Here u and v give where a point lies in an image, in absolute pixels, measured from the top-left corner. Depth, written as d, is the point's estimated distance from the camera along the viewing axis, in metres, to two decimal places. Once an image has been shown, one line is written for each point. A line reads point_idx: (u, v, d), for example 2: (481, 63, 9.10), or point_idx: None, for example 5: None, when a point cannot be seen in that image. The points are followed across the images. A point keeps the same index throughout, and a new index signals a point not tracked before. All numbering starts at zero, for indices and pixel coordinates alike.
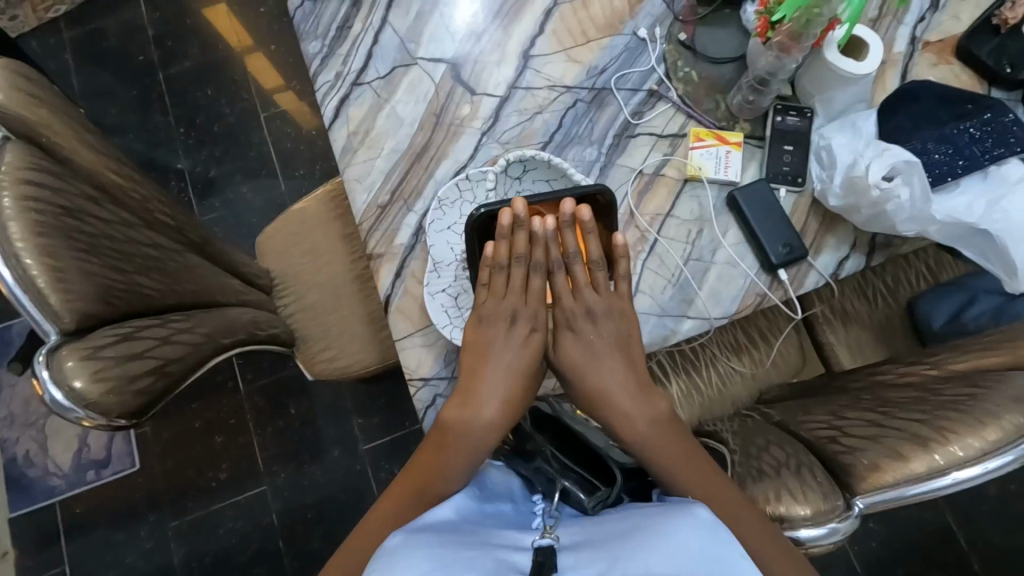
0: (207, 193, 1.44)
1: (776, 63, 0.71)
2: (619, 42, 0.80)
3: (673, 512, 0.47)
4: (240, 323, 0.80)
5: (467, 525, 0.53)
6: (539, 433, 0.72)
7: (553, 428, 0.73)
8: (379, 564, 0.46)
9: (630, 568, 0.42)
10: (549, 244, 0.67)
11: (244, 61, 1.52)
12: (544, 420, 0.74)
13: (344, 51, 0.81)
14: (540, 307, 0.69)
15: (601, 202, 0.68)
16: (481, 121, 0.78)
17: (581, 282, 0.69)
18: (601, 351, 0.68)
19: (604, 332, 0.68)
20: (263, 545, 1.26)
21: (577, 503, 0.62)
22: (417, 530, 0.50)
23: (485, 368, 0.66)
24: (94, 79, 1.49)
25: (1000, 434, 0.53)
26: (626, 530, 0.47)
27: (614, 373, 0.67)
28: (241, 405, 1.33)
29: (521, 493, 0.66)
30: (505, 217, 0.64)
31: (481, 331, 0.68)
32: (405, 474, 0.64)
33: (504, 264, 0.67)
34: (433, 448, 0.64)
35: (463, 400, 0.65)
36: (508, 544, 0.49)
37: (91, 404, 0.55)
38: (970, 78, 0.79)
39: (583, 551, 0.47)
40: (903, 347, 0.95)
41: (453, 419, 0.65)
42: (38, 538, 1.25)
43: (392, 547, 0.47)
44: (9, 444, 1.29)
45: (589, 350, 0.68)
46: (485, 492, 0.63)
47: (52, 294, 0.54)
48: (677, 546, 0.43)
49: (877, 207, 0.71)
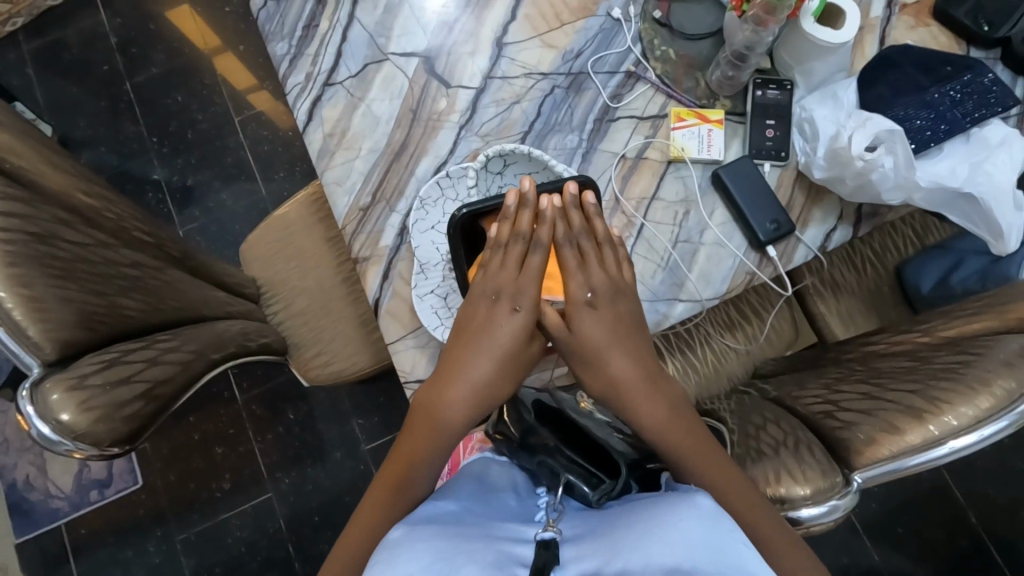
0: (186, 203, 1.41)
1: (753, 37, 0.69)
2: (594, 24, 0.79)
3: (675, 502, 0.46)
4: (229, 336, 0.79)
5: (468, 516, 0.52)
6: (543, 425, 0.68)
7: (557, 420, 0.69)
8: (380, 557, 0.45)
9: (631, 559, 0.41)
10: (556, 223, 0.64)
11: (212, 64, 1.48)
12: (547, 412, 0.70)
13: (313, 50, 0.79)
14: (535, 281, 0.63)
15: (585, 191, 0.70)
16: (458, 114, 0.76)
17: (587, 259, 0.64)
18: (607, 331, 0.64)
19: (606, 311, 0.65)
20: (273, 551, 1.27)
21: (582, 496, 0.60)
22: (418, 523, 0.49)
23: (476, 351, 0.63)
24: (58, 92, 1.44)
25: (993, 402, 0.54)
26: (630, 519, 0.46)
27: (615, 353, 0.64)
28: (239, 414, 1.32)
29: (524, 484, 0.65)
30: (511, 198, 0.63)
31: (474, 314, 0.65)
32: (390, 464, 0.63)
33: (502, 243, 0.64)
34: (421, 437, 0.62)
35: (451, 386, 0.63)
36: (509, 537, 0.48)
37: (81, 436, 0.54)
38: (948, 39, 0.78)
39: (586, 543, 0.46)
40: (893, 313, 0.95)
41: (440, 406, 0.63)
42: (45, 561, 1.24)
43: (393, 540, 0.46)
44: (7, 470, 1.28)
45: (590, 328, 0.64)
46: (487, 483, 0.62)
47: (30, 325, 0.53)
48: (680, 534, 0.42)
49: (861, 177, 0.71)
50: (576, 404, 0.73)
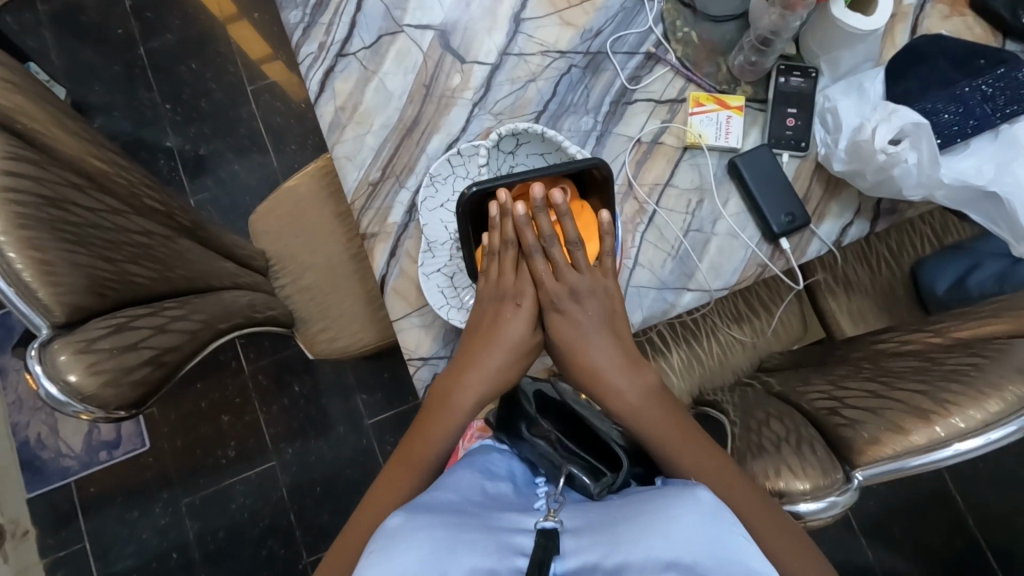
0: (197, 171, 1.41)
1: (779, 21, 0.67)
2: (616, 3, 0.76)
3: (673, 495, 0.46)
4: (237, 307, 0.79)
5: (468, 504, 0.52)
6: (543, 417, 0.67)
7: (558, 412, 0.68)
8: (377, 545, 0.44)
9: (631, 553, 0.41)
10: (523, 229, 0.65)
11: (227, 31, 1.46)
12: (548, 404, 0.69)
13: (327, 20, 0.77)
14: (524, 285, 0.68)
15: (596, 177, 0.67)
16: (472, 91, 0.75)
17: (561, 264, 0.67)
18: (589, 328, 0.68)
19: (590, 313, 0.68)
20: (275, 518, 1.30)
21: (583, 488, 0.58)
22: (416, 511, 0.48)
23: (490, 356, 0.67)
24: (73, 54, 1.44)
25: (1001, 406, 0.53)
26: (629, 512, 0.46)
27: (606, 351, 0.68)
28: (245, 384, 1.34)
29: (523, 474, 0.63)
30: (494, 208, 0.64)
31: (484, 315, 0.69)
32: (405, 454, 0.65)
33: (496, 251, 0.67)
34: (445, 432, 0.65)
35: (472, 391, 0.67)
36: (508, 527, 0.48)
37: (88, 398, 0.55)
38: (984, 31, 0.75)
39: (585, 533, 0.45)
40: (905, 311, 0.94)
41: (467, 403, 0.66)
42: (55, 517, 1.28)
43: (391, 528, 0.46)
44: (20, 427, 1.30)
45: (574, 335, 0.68)
46: (485, 471, 0.60)
47: (42, 287, 0.53)
48: (679, 530, 0.41)
49: (883, 172, 0.69)
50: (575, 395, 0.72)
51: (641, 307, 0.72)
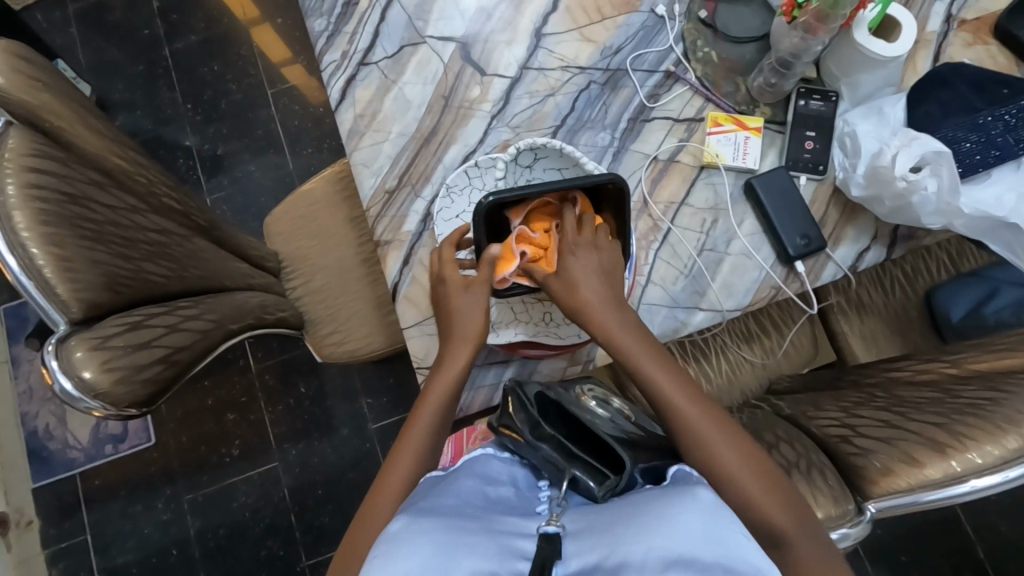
0: (215, 171, 1.43)
1: (800, 44, 0.67)
2: (636, 21, 0.77)
3: (674, 494, 0.45)
4: (249, 308, 0.80)
5: (469, 509, 0.50)
6: (547, 421, 0.63)
7: (558, 412, 0.65)
8: (379, 551, 0.44)
9: (630, 551, 0.40)
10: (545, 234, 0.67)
11: (250, 34, 1.48)
12: (547, 404, 0.65)
13: (350, 29, 0.78)
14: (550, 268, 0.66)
15: (611, 190, 0.66)
16: (491, 104, 0.76)
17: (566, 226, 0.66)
18: (593, 278, 0.65)
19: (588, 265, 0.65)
20: (276, 519, 1.30)
21: (586, 491, 0.56)
22: (418, 513, 0.48)
23: (460, 329, 0.65)
24: (100, 53, 1.47)
25: (1021, 443, 0.52)
26: (628, 511, 0.45)
27: (602, 296, 0.65)
28: (252, 383, 1.35)
29: (526, 479, 0.60)
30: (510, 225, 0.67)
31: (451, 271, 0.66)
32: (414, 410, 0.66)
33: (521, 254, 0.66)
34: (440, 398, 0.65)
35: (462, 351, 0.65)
36: (510, 529, 0.47)
37: (101, 395, 0.55)
38: (1007, 60, 0.75)
39: (585, 534, 0.44)
40: (918, 337, 0.93)
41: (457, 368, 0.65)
42: (59, 508, 1.29)
43: (393, 532, 0.45)
44: (28, 417, 1.32)
45: (583, 279, 0.64)
46: (485, 476, 0.58)
47: (60, 283, 0.54)
48: (679, 531, 0.41)
49: (901, 199, 0.68)
50: (574, 396, 0.69)
51: (652, 325, 0.72)
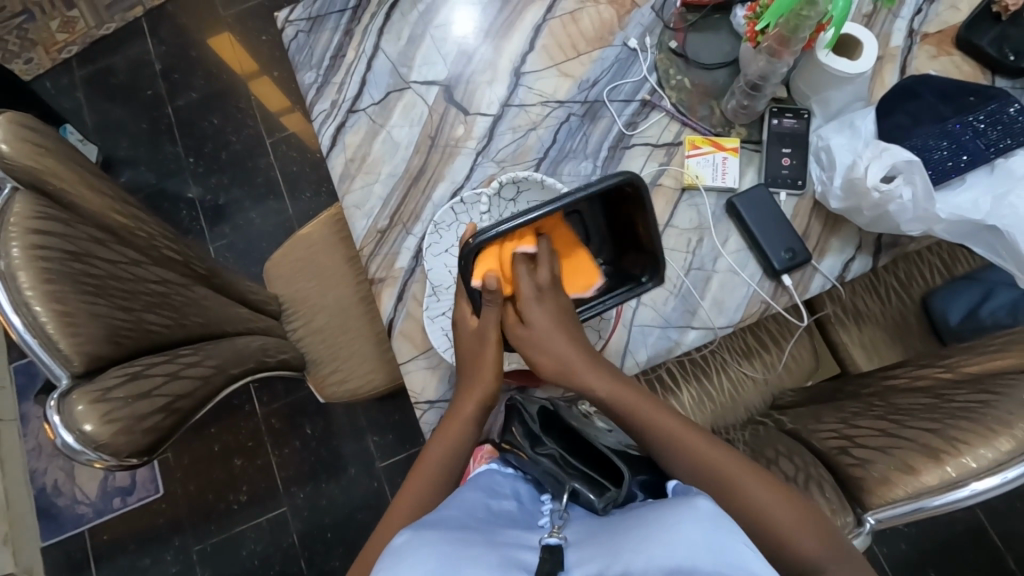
0: (217, 220, 1.47)
1: (767, 67, 0.69)
2: (610, 54, 0.80)
3: (675, 505, 0.44)
4: (250, 352, 0.81)
5: (472, 522, 0.50)
6: (547, 435, 0.62)
7: (561, 428, 0.63)
8: (384, 562, 0.43)
9: (633, 561, 0.39)
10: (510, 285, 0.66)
11: (249, 87, 1.55)
12: (552, 420, 0.64)
13: (338, 79, 0.82)
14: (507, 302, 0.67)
15: (629, 192, 0.63)
16: (475, 141, 0.79)
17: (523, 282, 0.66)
18: (552, 328, 0.66)
19: (543, 319, 0.66)
20: (286, 566, 1.28)
21: (587, 503, 0.54)
22: (422, 526, 0.47)
23: (480, 378, 0.66)
24: (106, 114, 1.53)
25: (1012, 445, 0.52)
26: (632, 524, 0.44)
27: (564, 348, 0.66)
28: (258, 427, 1.35)
29: (529, 494, 0.59)
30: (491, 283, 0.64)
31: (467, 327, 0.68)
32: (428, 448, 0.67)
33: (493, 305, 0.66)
34: (455, 438, 0.66)
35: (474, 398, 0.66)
36: (514, 543, 0.46)
37: (101, 446, 0.56)
38: (972, 69, 0.77)
39: (589, 547, 0.43)
40: (918, 344, 0.93)
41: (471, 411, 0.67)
42: (69, 565, 1.28)
43: (397, 545, 0.45)
44: (38, 474, 1.32)
45: (544, 325, 0.66)
46: (488, 489, 0.58)
47: (62, 339, 0.56)
48: (679, 538, 0.40)
49: (878, 208, 0.70)
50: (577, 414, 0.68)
51: (646, 346, 0.73)
